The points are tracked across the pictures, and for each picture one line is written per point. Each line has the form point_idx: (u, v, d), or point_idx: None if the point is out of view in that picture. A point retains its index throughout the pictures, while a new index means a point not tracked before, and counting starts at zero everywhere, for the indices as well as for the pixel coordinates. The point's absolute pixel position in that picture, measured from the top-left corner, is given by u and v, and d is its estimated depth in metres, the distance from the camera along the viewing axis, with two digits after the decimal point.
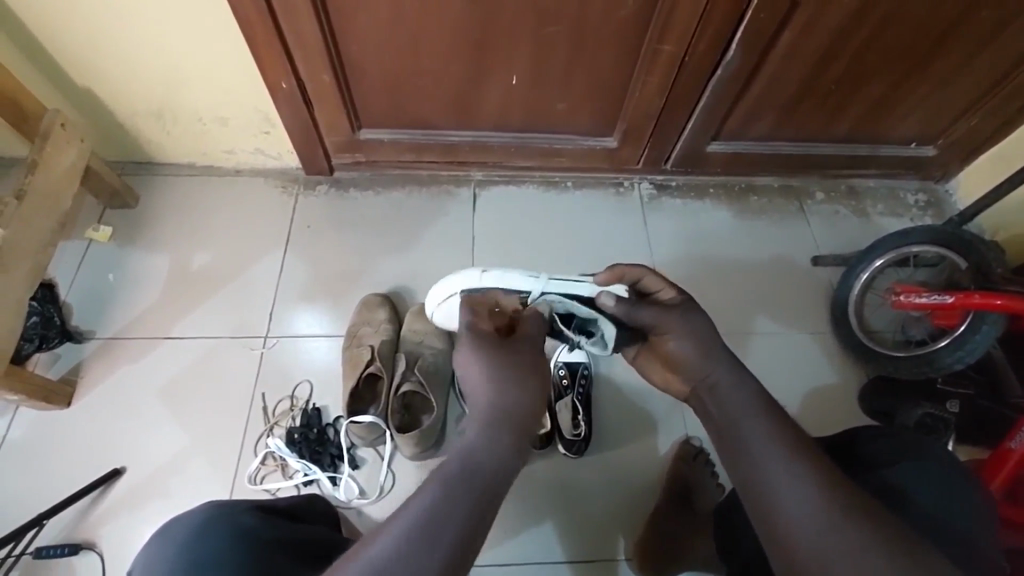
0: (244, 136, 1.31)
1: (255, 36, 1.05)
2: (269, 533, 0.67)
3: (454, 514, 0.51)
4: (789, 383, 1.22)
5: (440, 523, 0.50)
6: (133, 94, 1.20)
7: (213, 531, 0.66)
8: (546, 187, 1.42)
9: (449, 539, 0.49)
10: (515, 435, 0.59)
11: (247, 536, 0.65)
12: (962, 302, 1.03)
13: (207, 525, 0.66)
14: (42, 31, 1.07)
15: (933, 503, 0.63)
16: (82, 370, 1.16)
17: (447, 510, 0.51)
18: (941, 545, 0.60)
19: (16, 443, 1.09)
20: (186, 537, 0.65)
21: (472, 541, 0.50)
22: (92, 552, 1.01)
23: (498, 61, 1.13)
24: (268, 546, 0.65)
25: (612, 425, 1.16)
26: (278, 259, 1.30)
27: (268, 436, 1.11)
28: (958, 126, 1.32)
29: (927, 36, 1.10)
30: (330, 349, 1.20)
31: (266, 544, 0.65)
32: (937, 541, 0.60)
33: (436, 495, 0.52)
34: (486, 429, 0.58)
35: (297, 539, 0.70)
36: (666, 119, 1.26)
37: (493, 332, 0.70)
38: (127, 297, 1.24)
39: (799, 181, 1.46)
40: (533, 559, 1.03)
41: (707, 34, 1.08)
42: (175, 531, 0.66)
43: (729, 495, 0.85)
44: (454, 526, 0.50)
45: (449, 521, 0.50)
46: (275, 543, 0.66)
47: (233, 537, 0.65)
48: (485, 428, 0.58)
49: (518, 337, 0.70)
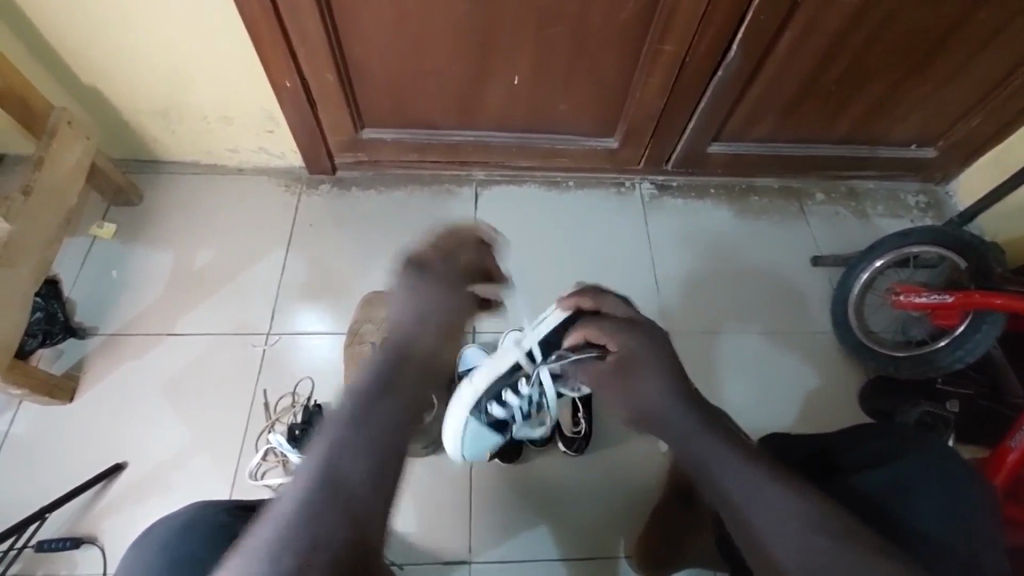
0: (247, 135, 1.32)
1: (260, 37, 1.07)
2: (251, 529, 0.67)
3: (326, 484, 0.57)
4: (789, 384, 1.22)
5: (351, 468, 0.60)
6: (139, 91, 1.21)
7: (199, 531, 0.65)
8: (548, 186, 1.43)
9: (335, 500, 0.57)
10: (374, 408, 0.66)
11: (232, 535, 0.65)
12: (962, 302, 1.03)
13: (189, 530, 0.65)
14: (49, 30, 1.08)
15: (916, 505, 0.61)
16: (85, 365, 1.17)
17: (320, 480, 0.58)
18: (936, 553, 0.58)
19: (18, 438, 1.09)
20: (172, 542, 0.65)
21: (350, 499, 0.57)
22: (94, 546, 1.01)
23: (501, 61, 1.14)
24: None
25: (613, 424, 1.16)
26: (280, 257, 1.30)
27: (269, 432, 1.11)
28: (958, 127, 1.32)
29: (927, 37, 1.10)
30: (331, 346, 1.21)
31: None
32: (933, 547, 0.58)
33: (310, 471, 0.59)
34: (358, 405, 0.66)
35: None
36: (667, 120, 1.27)
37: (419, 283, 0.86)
38: (129, 293, 1.24)
39: (799, 182, 1.47)
40: (533, 557, 1.04)
41: (708, 34, 1.08)
42: (152, 541, 0.65)
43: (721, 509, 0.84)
44: (328, 494, 0.57)
45: (358, 461, 0.61)
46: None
47: (221, 541, 0.65)
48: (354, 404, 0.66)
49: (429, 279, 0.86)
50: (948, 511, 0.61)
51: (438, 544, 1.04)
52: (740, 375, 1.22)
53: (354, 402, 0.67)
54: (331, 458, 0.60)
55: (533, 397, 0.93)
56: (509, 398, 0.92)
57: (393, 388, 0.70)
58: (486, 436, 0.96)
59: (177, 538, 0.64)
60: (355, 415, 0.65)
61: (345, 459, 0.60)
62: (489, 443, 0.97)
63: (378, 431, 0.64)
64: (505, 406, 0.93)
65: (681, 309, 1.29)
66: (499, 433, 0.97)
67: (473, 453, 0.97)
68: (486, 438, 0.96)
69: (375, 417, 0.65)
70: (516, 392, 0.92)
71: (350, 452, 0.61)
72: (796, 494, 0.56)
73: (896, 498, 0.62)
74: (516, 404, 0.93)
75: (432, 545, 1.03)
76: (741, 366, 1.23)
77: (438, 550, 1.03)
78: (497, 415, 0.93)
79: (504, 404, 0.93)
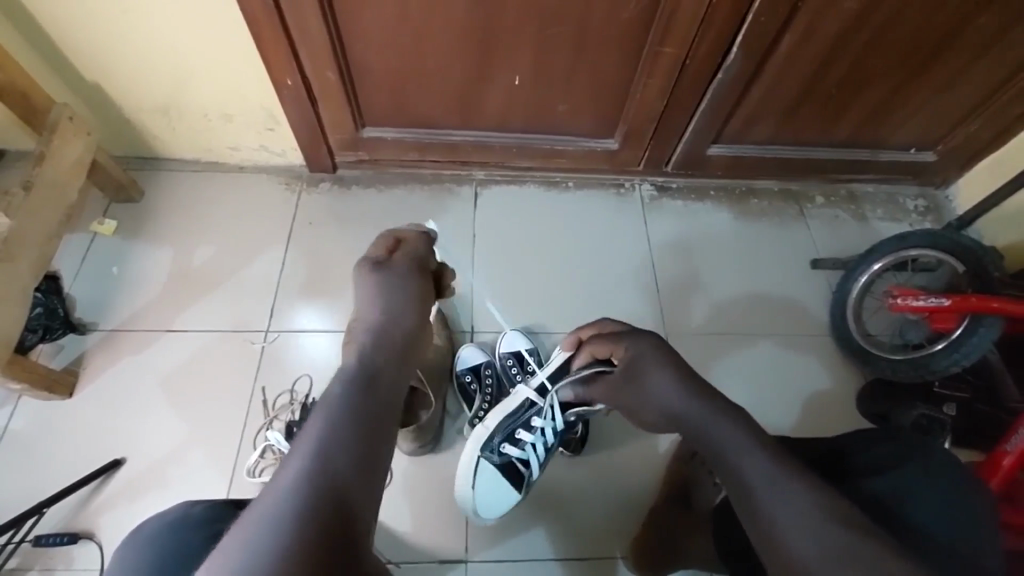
0: (249, 132, 1.32)
1: (261, 36, 1.07)
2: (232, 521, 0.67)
3: (307, 491, 0.55)
4: (789, 388, 1.22)
5: (319, 487, 0.56)
6: (141, 89, 1.21)
7: (188, 526, 0.65)
8: (547, 187, 1.43)
9: (317, 505, 0.54)
10: (350, 419, 0.63)
11: (217, 527, 0.66)
12: (959, 305, 1.04)
13: (165, 533, 0.65)
14: (52, 27, 1.09)
15: (909, 507, 0.61)
16: (84, 361, 1.17)
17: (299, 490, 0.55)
18: (940, 553, 0.58)
19: (15, 433, 1.10)
20: (161, 538, 0.65)
21: (336, 505, 0.55)
22: (91, 541, 1.02)
23: (502, 62, 1.14)
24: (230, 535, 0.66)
25: (612, 425, 1.16)
26: (280, 255, 1.31)
27: (267, 429, 1.12)
28: (957, 132, 1.32)
29: (926, 41, 1.10)
30: (329, 345, 1.21)
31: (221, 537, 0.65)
32: (936, 548, 0.58)
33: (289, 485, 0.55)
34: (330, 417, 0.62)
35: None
36: (666, 122, 1.28)
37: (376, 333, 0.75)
38: (129, 288, 1.25)
39: (799, 186, 1.47)
40: (530, 556, 1.04)
41: (707, 38, 1.09)
42: (142, 545, 0.65)
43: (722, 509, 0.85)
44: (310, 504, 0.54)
45: (338, 457, 0.59)
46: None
47: (208, 533, 0.65)
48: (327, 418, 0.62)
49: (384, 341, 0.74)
50: (941, 514, 0.61)
51: (434, 542, 1.04)
52: (738, 377, 1.23)
53: (334, 394, 0.65)
54: (312, 453, 0.58)
55: (545, 438, 0.99)
56: (523, 436, 0.97)
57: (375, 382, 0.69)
58: (507, 488, 0.97)
59: (167, 533, 0.64)
60: (336, 408, 0.63)
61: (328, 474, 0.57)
62: (509, 497, 0.98)
63: (357, 424, 0.63)
64: (523, 449, 0.97)
65: (679, 311, 1.29)
66: (516, 482, 0.98)
67: (493, 508, 0.97)
68: (505, 488, 0.97)
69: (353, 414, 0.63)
70: (530, 432, 0.97)
71: (332, 459, 0.58)
72: (791, 494, 0.57)
73: (888, 500, 0.62)
74: (530, 445, 0.97)
75: (428, 544, 1.04)
76: (739, 368, 1.24)
77: (434, 549, 1.04)
78: (515, 463, 0.97)
79: (520, 446, 0.97)
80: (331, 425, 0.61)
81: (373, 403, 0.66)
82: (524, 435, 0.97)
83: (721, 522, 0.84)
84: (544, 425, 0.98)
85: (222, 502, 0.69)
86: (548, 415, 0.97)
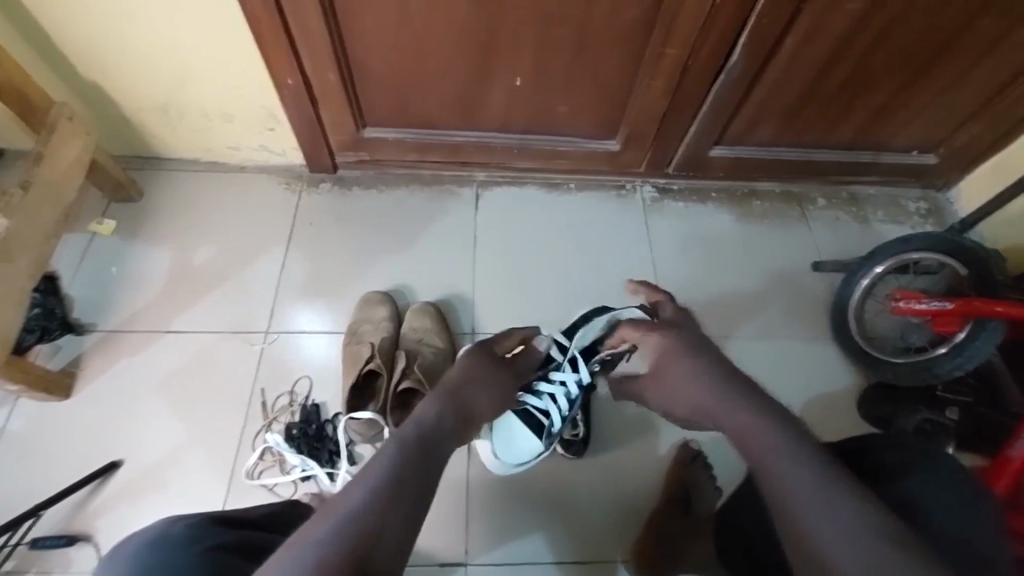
0: (249, 133, 1.32)
1: (261, 34, 1.06)
2: (208, 540, 0.64)
3: (346, 534, 0.49)
4: (790, 391, 1.22)
5: (353, 526, 0.49)
6: (141, 88, 1.20)
7: (172, 542, 0.63)
8: (548, 188, 1.43)
9: (346, 548, 0.48)
10: (412, 463, 0.57)
11: (205, 544, 0.63)
12: (962, 308, 1.03)
13: (141, 559, 0.62)
14: (50, 25, 1.08)
15: (923, 510, 0.60)
16: (82, 362, 1.16)
17: (342, 535, 0.49)
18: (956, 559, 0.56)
19: (12, 434, 1.09)
20: (143, 554, 0.62)
21: (370, 558, 0.48)
22: (88, 544, 1.01)
23: (504, 62, 1.13)
24: (208, 552, 0.62)
25: (611, 429, 1.15)
26: (279, 257, 1.30)
27: (266, 431, 1.11)
28: (960, 135, 1.32)
29: (930, 44, 1.10)
30: (329, 345, 1.21)
31: (197, 556, 0.62)
32: (951, 554, 0.57)
33: (337, 524, 0.50)
34: (398, 452, 0.58)
35: (256, 540, 0.67)
36: (669, 123, 1.27)
37: (455, 381, 0.73)
38: (126, 289, 1.24)
39: (801, 188, 1.47)
40: (530, 559, 1.03)
41: (710, 39, 1.08)
42: (121, 566, 0.62)
43: (725, 514, 0.84)
44: (347, 550, 0.48)
45: (380, 516, 0.51)
46: (234, 550, 0.64)
47: (195, 550, 0.62)
48: (395, 450, 0.59)
49: (457, 387, 0.72)
50: (952, 517, 0.60)
51: (433, 545, 1.03)
52: None
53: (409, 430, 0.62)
54: (356, 508, 0.51)
55: (568, 389, 0.95)
56: (542, 387, 0.95)
57: (442, 430, 0.64)
58: (523, 434, 0.97)
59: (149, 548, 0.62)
60: (404, 448, 0.59)
61: (374, 515, 0.51)
62: (523, 449, 0.99)
63: (414, 469, 0.57)
64: (541, 398, 0.95)
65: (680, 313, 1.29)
66: (534, 439, 0.98)
67: (508, 455, 1.01)
68: (522, 441, 0.99)
69: (412, 456, 0.58)
70: (550, 382, 0.95)
71: (379, 509, 0.51)
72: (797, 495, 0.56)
73: (902, 506, 0.61)
74: (548, 395, 0.95)
75: (428, 548, 1.03)
76: None
77: (434, 552, 1.03)
78: (534, 411, 0.96)
79: (538, 395, 0.95)
80: (382, 486, 0.53)
81: (433, 449, 0.61)
82: (544, 384, 0.95)
83: (725, 526, 0.83)
84: (563, 377, 0.94)
85: (205, 518, 0.67)
86: (565, 366, 0.93)
